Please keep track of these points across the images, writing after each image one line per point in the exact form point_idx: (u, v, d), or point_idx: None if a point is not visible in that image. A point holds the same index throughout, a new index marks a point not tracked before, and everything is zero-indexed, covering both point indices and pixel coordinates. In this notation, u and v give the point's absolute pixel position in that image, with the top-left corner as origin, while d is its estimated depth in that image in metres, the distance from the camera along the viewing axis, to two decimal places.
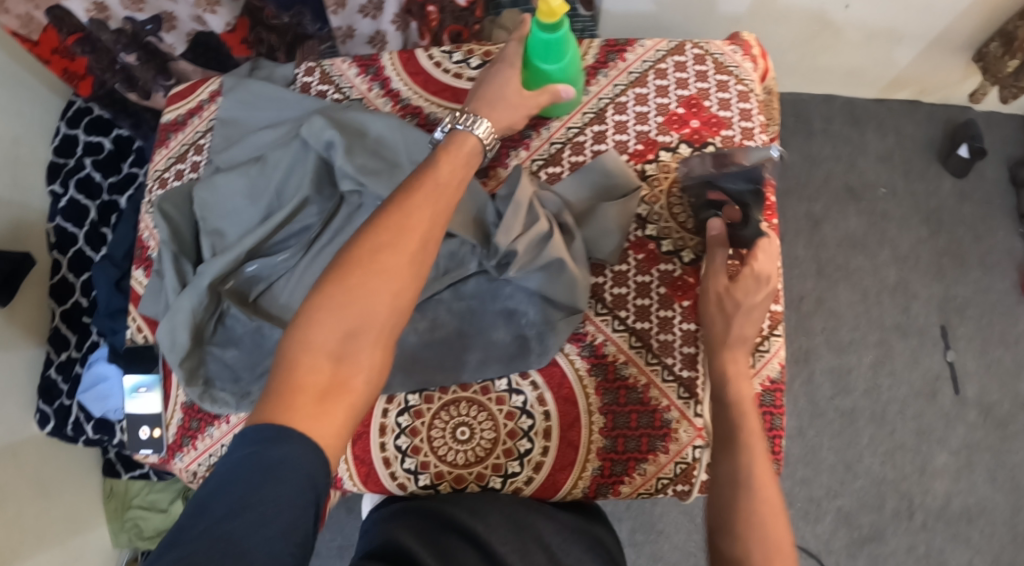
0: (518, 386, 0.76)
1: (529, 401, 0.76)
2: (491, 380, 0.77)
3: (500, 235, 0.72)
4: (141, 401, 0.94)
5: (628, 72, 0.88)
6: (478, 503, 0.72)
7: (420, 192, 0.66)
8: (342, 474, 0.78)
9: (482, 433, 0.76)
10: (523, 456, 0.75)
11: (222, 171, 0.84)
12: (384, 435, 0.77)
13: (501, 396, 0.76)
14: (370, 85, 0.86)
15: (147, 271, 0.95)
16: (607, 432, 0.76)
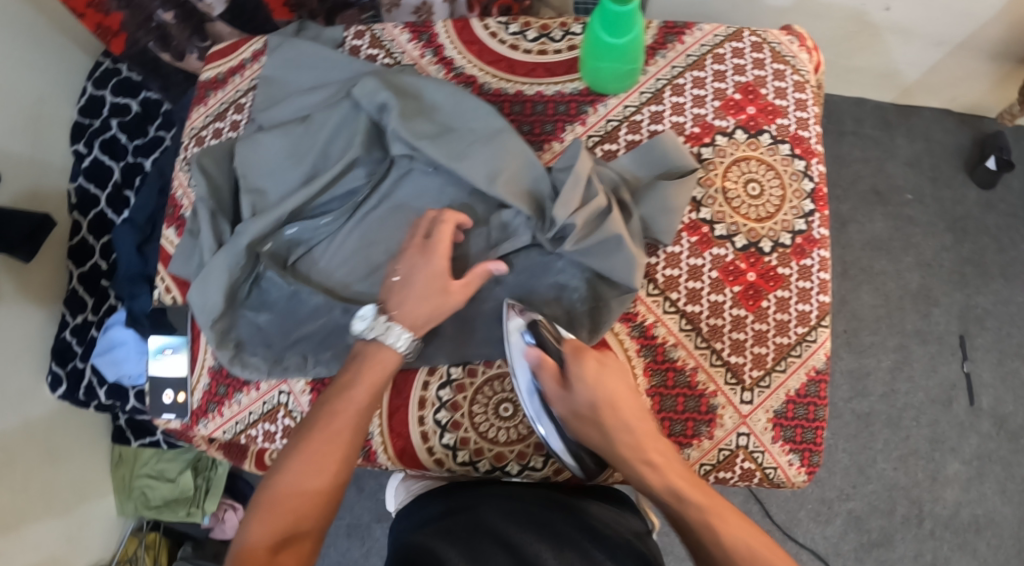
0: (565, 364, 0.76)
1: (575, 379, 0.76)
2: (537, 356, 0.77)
3: (560, 209, 0.73)
4: (166, 363, 0.89)
5: (686, 55, 0.89)
6: (510, 505, 0.74)
7: (340, 417, 0.70)
8: (377, 448, 0.77)
9: (526, 409, 0.77)
10: (566, 434, 0.77)
11: (266, 129, 0.82)
12: (423, 409, 0.77)
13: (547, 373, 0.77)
14: (422, 52, 0.86)
15: (179, 230, 0.91)
16: (654, 414, 0.80)
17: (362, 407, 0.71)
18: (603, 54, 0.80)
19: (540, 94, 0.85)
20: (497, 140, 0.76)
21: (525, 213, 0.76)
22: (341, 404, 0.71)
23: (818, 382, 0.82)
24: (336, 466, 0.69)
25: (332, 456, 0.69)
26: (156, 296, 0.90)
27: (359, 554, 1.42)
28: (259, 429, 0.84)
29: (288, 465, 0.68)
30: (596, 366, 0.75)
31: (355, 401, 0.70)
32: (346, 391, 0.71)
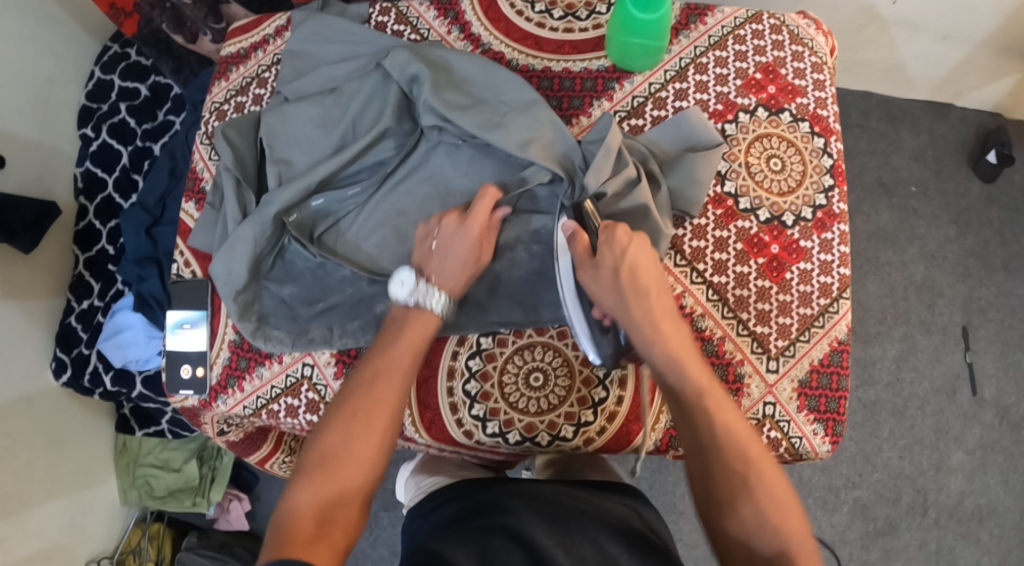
0: None
1: None
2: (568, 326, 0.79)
3: (591, 176, 0.74)
4: (184, 338, 0.87)
5: (708, 35, 0.90)
6: (521, 504, 0.75)
7: (384, 378, 0.70)
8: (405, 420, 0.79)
9: (556, 379, 0.78)
10: (597, 404, 0.78)
11: (292, 100, 0.83)
12: (452, 380, 0.78)
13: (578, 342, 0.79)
14: (449, 28, 0.87)
15: (199, 204, 0.90)
16: None
17: (404, 369, 0.71)
18: (633, 30, 0.81)
19: (567, 71, 0.85)
20: (529, 112, 0.77)
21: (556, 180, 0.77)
22: (383, 364, 0.70)
23: (841, 352, 0.85)
24: (382, 426, 0.68)
25: (377, 416, 0.68)
26: (175, 271, 0.89)
27: (367, 543, 1.42)
28: (281, 404, 0.83)
29: (332, 426, 0.67)
30: (636, 273, 0.72)
31: (397, 361, 0.71)
32: (388, 354, 0.71)
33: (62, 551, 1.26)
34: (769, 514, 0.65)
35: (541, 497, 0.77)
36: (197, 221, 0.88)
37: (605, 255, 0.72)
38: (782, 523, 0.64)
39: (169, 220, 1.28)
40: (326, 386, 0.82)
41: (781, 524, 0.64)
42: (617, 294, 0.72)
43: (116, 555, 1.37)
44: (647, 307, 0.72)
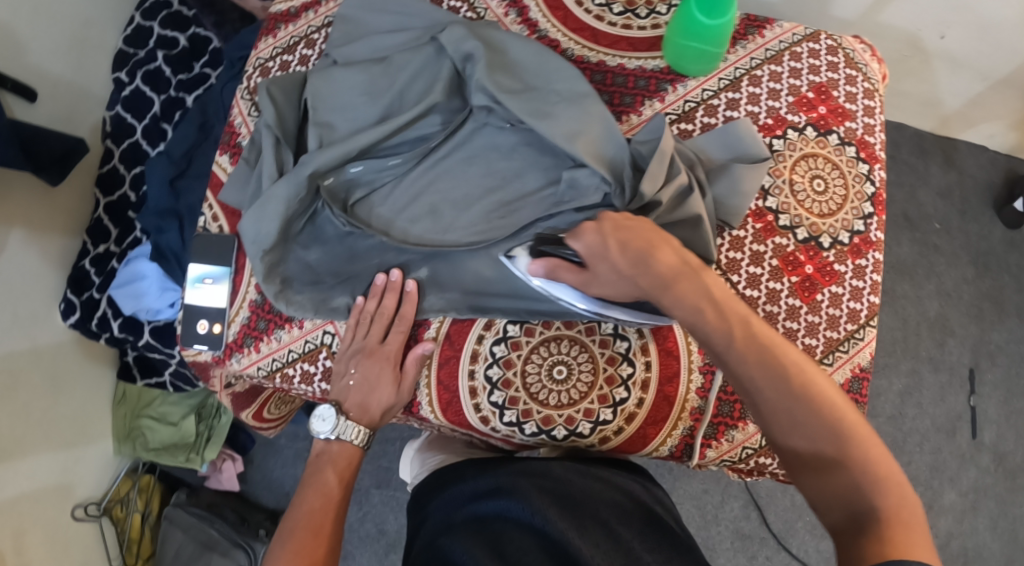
0: (624, 332, 0.79)
1: (632, 348, 0.79)
2: (596, 322, 0.79)
3: (647, 185, 0.75)
4: (205, 292, 0.85)
5: (765, 48, 0.93)
6: (524, 484, 0.71)
7: (320, 507, 0.76)
8: (422, 398, 0.80)
9: (580, 374, 0.78)
10: (617, 404, 0.78)
11: (340, 65, 0.82)
12: (474, 363, 0.79)
13: (605, 339, 0.78)
14: (506, 10, 0.86)
15: (234, 158, 0.89)
16: (702, 393, 0.80)
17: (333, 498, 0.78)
18: (693, 35, 0.80)
19: (622, 67, 0.85)
20: (580, 105, 0.77)
21: (601, 175, 0.76)
22: (311, 498, 0.77)
23: (861, 379, 0.91)
24: (322, 554, 0.73)
25: (316, 543, 0.73)
26: (201, 224, 0.87)
27: (355, 517, 1.45)
28: (297, 369, 0.83)
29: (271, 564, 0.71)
30: (626, 248, 0.68)
31: (326, 493, 0.78)
32: (315, 484, 0.78)
33: (53, 496, 1.26)
34: (856, 466, 0.61)
35: (550, 475, 0.75)
36: (230, 174, 0.87)
37: (592, 262, 0.70)
38: (846, 450, 0.61)
39: (194, 174, 1.28)
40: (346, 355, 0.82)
41: (843, 451, 0.61)
42: (626, 282, 0.69)
43: (104, 503, 1.37)
44: (656, 272, 0.67)
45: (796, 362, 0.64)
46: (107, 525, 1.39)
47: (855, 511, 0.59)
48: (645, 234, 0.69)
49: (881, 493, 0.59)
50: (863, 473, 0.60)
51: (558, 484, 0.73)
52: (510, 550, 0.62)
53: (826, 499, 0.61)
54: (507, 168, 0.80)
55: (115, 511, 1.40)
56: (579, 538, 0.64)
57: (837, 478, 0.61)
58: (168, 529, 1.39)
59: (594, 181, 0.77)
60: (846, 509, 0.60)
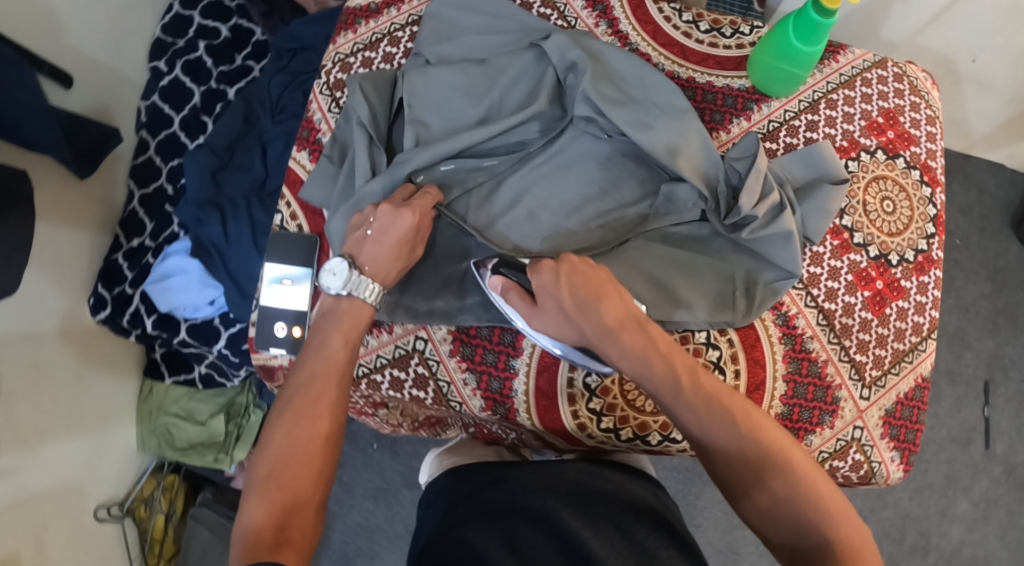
0: (716, 341, 0.83)
1: (723, 357, 0.83)
2: (691, 331, 0.83)
3: (744, 200, 0.78)
4: (284, 293, 0.83)
5: (839, 73, 0.95)
6: (540, 487, 0.80)
7: (319, 376, 0.72)
8: (519, 405, 0.80)
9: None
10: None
11: (435, 64, 0.82)
12: (574, 371, 0.79)
13: (699, 347, 0.82)
14: (596, 21, 0.87)
15: (313, 155, 0.87)
16: (785, 400, 0.86)
17: (340, 365, 0.74)
18: (787, 58, 0.82)
19: (710, 84, 0.87)
20: (680, 120, 0.79)
21: (700, 191, 0.79)
22: (317, 366, 0.73)
23: (922, 387, 0.94)
24: (328, 428, 0.71)
25: (321, 419, 0.70)
26: (278, 222, 0.86)
27: (383, 518, 1.41)
28: (386, 375, 0.82)
29: (279, 435, 0.69)
30: (583, 302, 0.69)
31: (333, 359, 0.73)
32: (322, 354, 0.73)
33: (76, 489, 1.22)
34: (801, 500, 0.68)
35: (565, 476, 0.84)
36: (311, 172, 0.85)
37: (541, 299, 0.71)
38: (793, 489, 0.68)
39: (236, 166, 1.24)
40: (438, 362, 0.81)
41: (791, 489, 0.68)
42: (571, 325, 0.71)
43: (127, 504, 1.33)
44: (601, 321, 0.70)
45: (739, 409, 0.70)
46: (130, 526, 1.34)
47: (803, 543, 0.67)
48: (600, 279, 0.71)
49: (831, 523, 0.66)
50: (810, 508, 0.67)
51: (569, 484, 0.82)
52: (524, 549, 0.72)
53: (778, 532, 0.68)
54: (603, 176, 0.81)
55: (138, 511, 1.35)
56: (592, 537, 0.72)
57: (787, 512, 0.68)
58: (193, 527, 1.35)
59: (692, 197, 0.80)
60: (795, 542, 0.68)
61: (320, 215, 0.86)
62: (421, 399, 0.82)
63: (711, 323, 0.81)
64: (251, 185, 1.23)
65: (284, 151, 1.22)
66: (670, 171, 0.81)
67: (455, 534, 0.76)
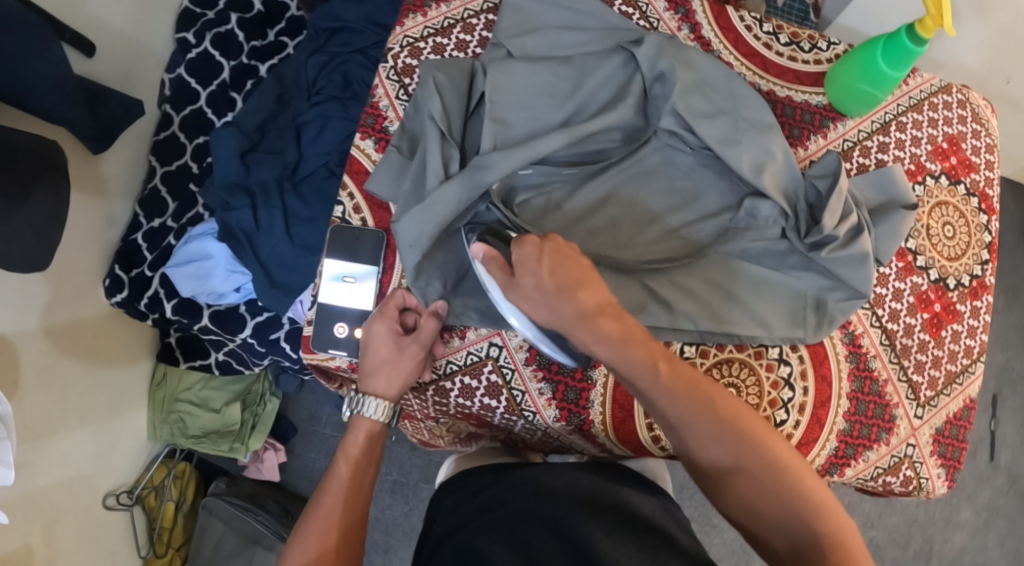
0: (788, 357, 0.83)
1: (794, 373, 0.83)
2: (764, 347, 0.83)
3: (828, 218, 0.78)
4: (347, 291, 0.83)
5: (909, 96, 0.95)
6: (546, 493, 0.76)
7: (330, 498, 0.76)
8: (595, 417, 0.81)
9: (748, 396, 0.82)
10: (777, 425, 0.82)
11: (518, 58, 0.83)
12: None
13: (771, 363, 0.82)
14: (679, 24, 0.92)
15: (377, 144, 0.85)
16: (848, 416, 0.85)
17: (346, 484, 0.78)
18: (869, 78, 0.86)
19: (790, 98, 0.92)
20: (766, 135, 0.82)
21: (781, 208, 0.81)
22: (328, 486, 0.77)
23: (969, 408, 0.92)
24: (337, 546, 0.74)
25: (330, 535, 0.74)
26: (341, 214, 0.84)
27: (401, 512, 1.38)
28: (456, 382, 0.83)
29: (292, 553, 0.73)
30: (561, 288, 0.67)
31: (342, 479, 0.78)
32: (328, 477, 0.78)
33: (84, 480, 1.17)
34: (783, 490, 0.65)
35: (577, 481, 0.80)
36: (378, 164, 0.82)
37: (520, 274, 0.68)
38: (774, 479, 0.65)
39: (266, 149, 1.18)
40: (513, 370, 0.82)
41: (776, 480, 0.65)
42: (545, 305, 0.68)
43: (136, 492, 1.28)
44: (575, 306, 0.67)
45: (720, 402, 0.68)
46: (139, 514, 1.31)
47: (792, 539, 0.63)
48: (581, 268, 0.69)
49: (816, 518, 0.63)
50: (799, 502, 0.64)
51: (577, 488, 0.78)
52: (534, 551, 0.69)
53: (764, 525, 0.65)
54: (686, 187, 0.85)
55: (148, 499, 1.31)
56: (606, 540, 0.69)
57: (769, 500, 0.65)
58: (207, 519, 1.33)
59: (773, 213, 0.82)
60: (785, 539, 0.64)
61: (385, 209, 0.84)
62: (492, 407, 0.83)
63: (785, 338, 0.82)
64: (281, 169, 1.16)
65: (319, 135, 1.17)
66: (753, 187, 0.83)
67: (463, 542, 0.74)
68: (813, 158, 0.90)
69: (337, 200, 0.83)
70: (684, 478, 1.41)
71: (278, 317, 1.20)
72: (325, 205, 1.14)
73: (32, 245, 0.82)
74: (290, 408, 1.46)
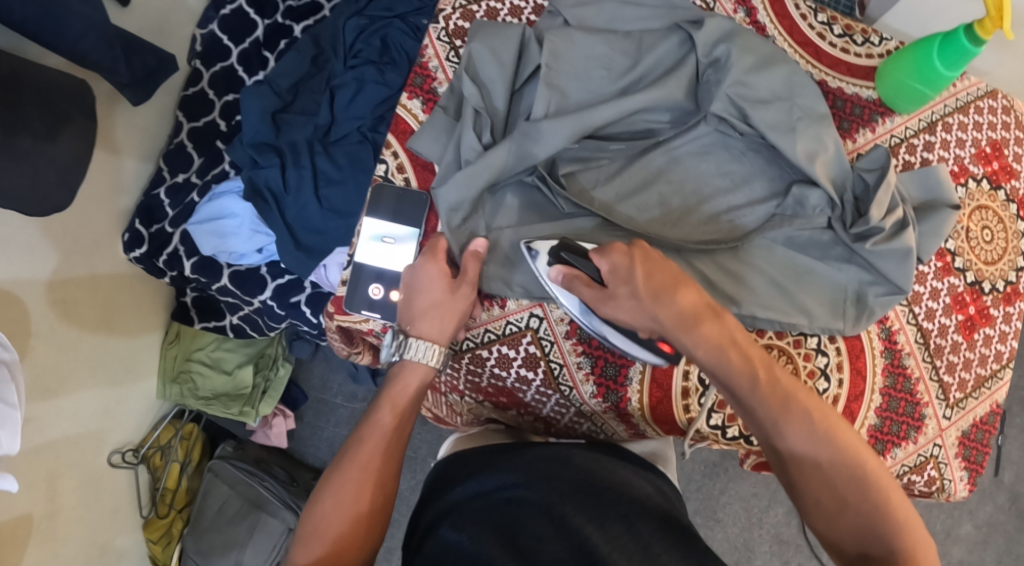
0: (825, 348, 0.83)
1: (830, 364, 0.83)
2: (803, 336, 0.83)
3: (874, 210, 0.79)
4: (387, 251, 0.85)
5: (956, 98, 0.94)
6: (540, 479, 0.73)
7: (368, 446, 0.76)
8: (633, 395, 0.84)
9: None
10: None
11: (575, 26, 0.84)
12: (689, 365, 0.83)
13: (808, 353, 0.83)
14: (736, 8, 0.92)
15: (426, 104, 0.88)
16: (879, 412, 0.86)
17: (387, 434, 0.77)
18: (922, 77, 0.85)
19: (841, 90, 0.91)
20: (821, 125, 0.82)
21: (830, 198, 0.81)
22: (368, 433, 0.77)
23: (994, 413, 0.92)
24: (369, 497, 0.75)
25: (363, 486, 0.75)
26: (384, 172, 0.86)
27: (407, 486, 1.37)
28: (493, 351, 0.86)
29: (323, 499, 0.74)
30: (657, 293, 0.69)
31: (380, 428, 0.77)
32: (370, 423, 0.78)
33: (91, 440, 1.14)
34: (854, 506, 0.65)
35: (573, 464, 0.77)
36: (423, 123, 0.85)
37: (614, 280, 0.70)
38: (869, 504, 0.65)
39: (299, 110, 1.16)
40: (553, 343, 0.85)
41: (863, 496, 0.65)
42: (645, 312, 0.70)
43: (142, 451, 1.26)
44: (676, 308, 0.69)
45: (831, 422, 0.67)
46: (143, 473, 1.28)
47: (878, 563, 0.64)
48: (673, 273, 0.70)
49: (902, 543, 0.63)
50: (880, 519, 0.65)
51: (571, 473, 0.75)
52: (525, 541, 0.66)
53: (839, 536, 0.66)
54: (736, 170, 0.84)
55: (153, 459, 1.29)
56: (597, 534, 0.65)
57: (843, 515, 0.65)
58: (213, 481, 1.33)
59: (821, 202, 0.81)
60: (859, 550, 0.65)
61: (429, 169, 0.87)
62: (527, 379, 0.86)
63: (824, 329, 0.82)
64: (314, 131, 1.16)
65: (353, 100, 1.15)
66: (803, 174, 0.82)
67: (455, 538, 0.69)
68: (861, 151, 0.90)
69: (381, 159, 0.86)
70: (693, 470, 1.39)
71: (301, 279, 1.19)
72: (356, 169, 1.14)
73: (50, 196, 0.79)
74: (302, 375, 1.45)
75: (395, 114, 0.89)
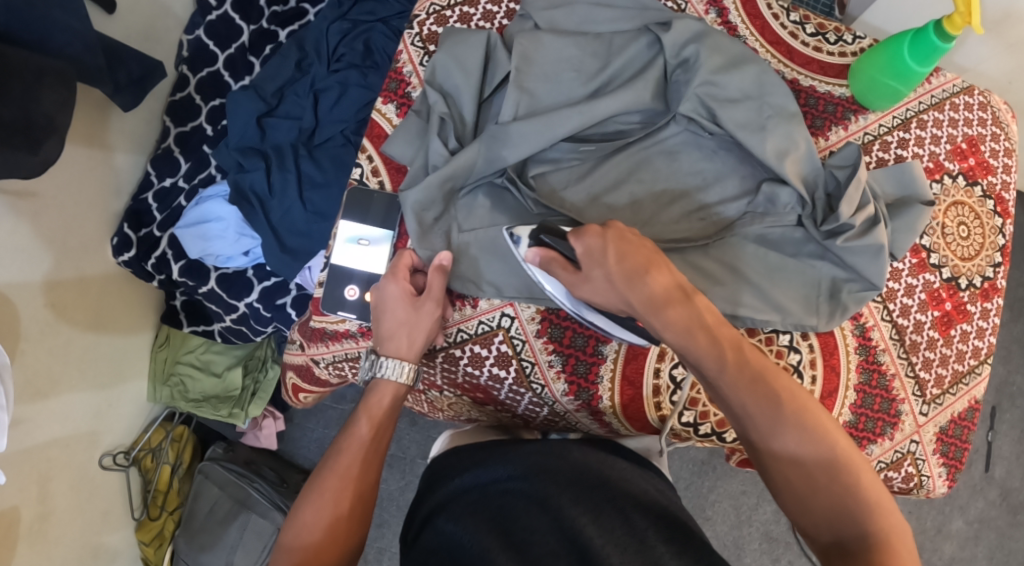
0: (798, 344, 0.84)
1: (803, 361, 0.84)
2: (775, 333, 0.84)
3: (845, 207, 0.78)
4: (361, 253, 0.87)
5: (931, 95, 0.94)
6: (533, 476, 0.73)
7: (348, 455, 0.76)
8: (605, 392, 0.85)
9: None
10: None
11: (545, 29, 0.85)
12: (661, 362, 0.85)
13: (781, 350, 0.84)
14: (707, 8, 0.93)
15: (400, 108, 0.90)
16: (854, 408, 0.86)
17: (365, 444, 0.77)
18: (896, 74, 0.85)
19: (814, 88, 0.92)
20: (791, 123, 0.82)
21: (801, 196, 0.81)
22: (346, 444, 0.77)
23: (973, 409, 0.92)
24: (349, 508, 0.74)
25: (344, 495, 0.75)
26: (360, 176, 0.89)
27: (396, 486, 1.38)
28: (466, 350, 0.87)
29: (304, 509, 0.74)
30: (631, 274, 0.67)
31: (358, 438, 0.77)
32: (348, 433, 0.77)
33: (82, 441, 1.15)
34: (819, 482, 0.64)
35: (569, 459, 0.77)
36: (397, 127, 0.87)
37: (587, 265, 0.69)
38: (837, 480, 0.64)
39: (284, 113, 1.17)
40: (524, 341, 0.86)
41: (832, 477, 0.64)
42: (616, 293, 0.68)
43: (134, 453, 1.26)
44: (648, 292, 0.67)
45: (794, 396, 0.67)
46: (134, 476, 1.29)
47: (841, 535, 0.63)
48: (647, 252, 0.68)
49: (870, 518, 0.63)
50: (848, 497, 0.64)
51: (566, 466, 0.75)
52: (521, 536, 0.66)
53: (811, 520, 0.64)
54: (709, 169, 0.85)
55: (144, 460, 1.30)
56: (592, 525, 0.65)
57: (809, 492, 0.64)
58: (202, 484, 1.34)
59: (792, 200, 0.82)
60: (827, 532, 0.64)
61: (403, 172, 0.89)
62: (501, 378, 0.88)
63: (797, 325, 0.82)
64: (298, 134, 1.17)
65: (337, 103, 1.17)
66: (773, 171, 0.83)
67: (447, 531, 0.70)
68: (833, 149, 0.91)
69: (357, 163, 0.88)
70: (682, 468, 1.39)
71: (286, 282, 1.22)
72: (339, 172, 1.15)
73: None
74: None
75: (371, 118, 0.90)
